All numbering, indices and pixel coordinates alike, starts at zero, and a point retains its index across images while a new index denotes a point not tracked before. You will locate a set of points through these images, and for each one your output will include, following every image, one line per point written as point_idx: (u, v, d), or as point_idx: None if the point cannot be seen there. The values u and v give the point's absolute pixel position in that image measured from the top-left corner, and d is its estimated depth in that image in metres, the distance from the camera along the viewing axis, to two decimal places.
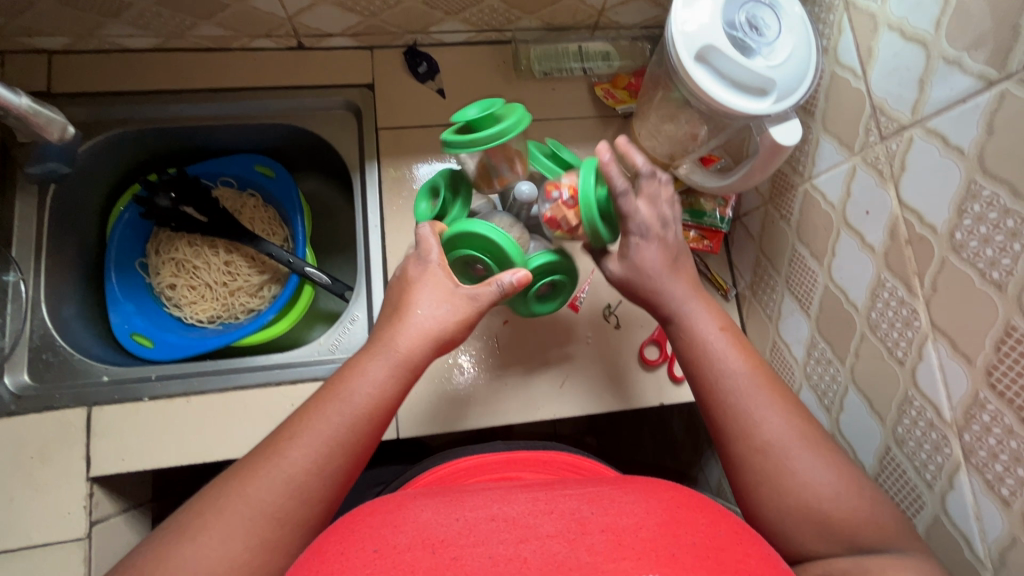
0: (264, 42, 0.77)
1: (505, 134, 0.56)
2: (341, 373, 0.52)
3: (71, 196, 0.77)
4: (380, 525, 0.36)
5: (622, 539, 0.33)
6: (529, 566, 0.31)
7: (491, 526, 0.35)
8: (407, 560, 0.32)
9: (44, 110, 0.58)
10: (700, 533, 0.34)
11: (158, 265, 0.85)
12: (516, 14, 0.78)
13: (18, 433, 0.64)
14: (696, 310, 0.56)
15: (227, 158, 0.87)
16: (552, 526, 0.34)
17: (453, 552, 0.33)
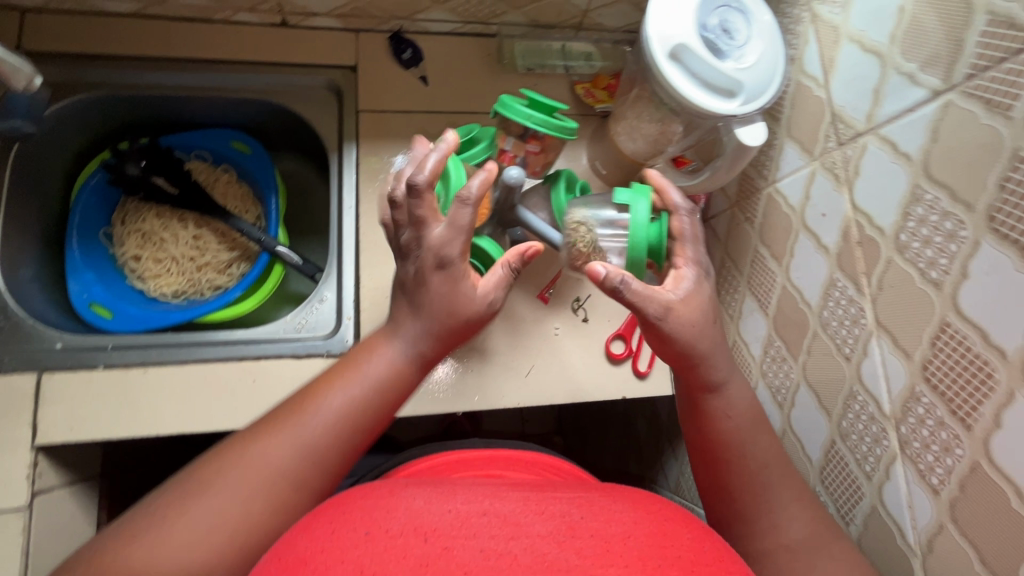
0: (247, 16, 0.77)
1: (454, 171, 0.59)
2: (359, 352, 0.55)
3: (34, 157, 0.75)
4: (371, 509, 0.38)
5: (612, 546, 0.35)
6: (518, 563, 0.34)
7: (483, 519, 0.37)
8: (398, 546, 0.34)
9: (9, 58, 0.56)
10: (685, 547, 0.36)
11: (123, 235, 0.83)
12: (503, 8, 0.79)
13: None
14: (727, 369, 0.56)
15: (203, 131, 0.86)
16: (543, 526, 0.36)
17: (445, 542, 0.35)
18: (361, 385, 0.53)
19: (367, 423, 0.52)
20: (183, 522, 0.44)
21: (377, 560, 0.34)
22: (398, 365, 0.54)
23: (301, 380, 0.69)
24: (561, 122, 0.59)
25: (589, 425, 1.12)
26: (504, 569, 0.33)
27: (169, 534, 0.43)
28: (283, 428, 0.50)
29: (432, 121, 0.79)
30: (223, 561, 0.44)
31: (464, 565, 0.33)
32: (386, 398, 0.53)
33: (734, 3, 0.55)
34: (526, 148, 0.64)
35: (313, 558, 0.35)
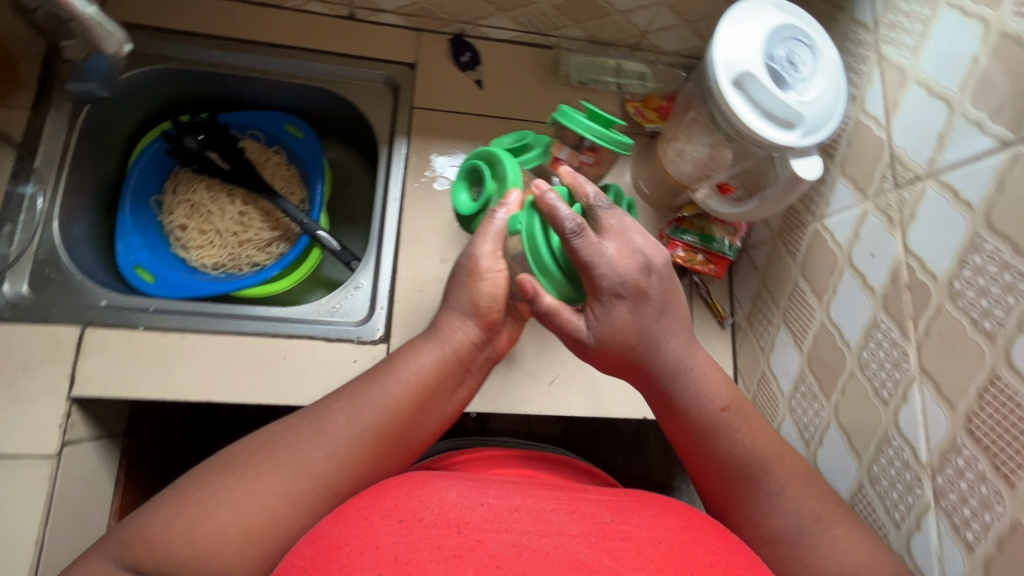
0: (317, 6, 0.80)
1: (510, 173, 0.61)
2: (394, 357, 0.59)
3: (102, 120, 0.78)
4: (408, 498, 0.44)
5: (638, 550, 0.41)
6: (549, 560, 0.39)
7: (511, 518, 0.43)
8: (434, 534, 0.40)
9: (107, 24, 0.59)
10: (718, 555, 0.42)
11: (172, 204, 0.86)
12: (564, 22, 0.81)
13: (8, 339, 0.64)
14: (682, 381, 0.56)
15: (261, 112, 0.88)
16: (574, 527, 0.43)
17: (478, 535, 0.40)
18: (403, 379, 0.56)
19: (391, 423, 0.54)
20: (226, 504, 0.47)
21: (412, 548, 0.39)
22: (437, 364, 0.58)
23: (330, 363, 0.70)
24: (618, 137, 0.59)
25: (599, 443, 1.11)
26: (534, 562, 0.39)
27: (212, 518, 0.46)
28: (327, 410, 0.54)
29: (482, 124, 0.81)
30: (254, 546, 0.47)
31: (497, 558, 0.39)
32: (410, 404, 0.55)
33: (803, 37, 0.55)
34: (581, 158, 0.63)
35: (348, 543, 0.40)
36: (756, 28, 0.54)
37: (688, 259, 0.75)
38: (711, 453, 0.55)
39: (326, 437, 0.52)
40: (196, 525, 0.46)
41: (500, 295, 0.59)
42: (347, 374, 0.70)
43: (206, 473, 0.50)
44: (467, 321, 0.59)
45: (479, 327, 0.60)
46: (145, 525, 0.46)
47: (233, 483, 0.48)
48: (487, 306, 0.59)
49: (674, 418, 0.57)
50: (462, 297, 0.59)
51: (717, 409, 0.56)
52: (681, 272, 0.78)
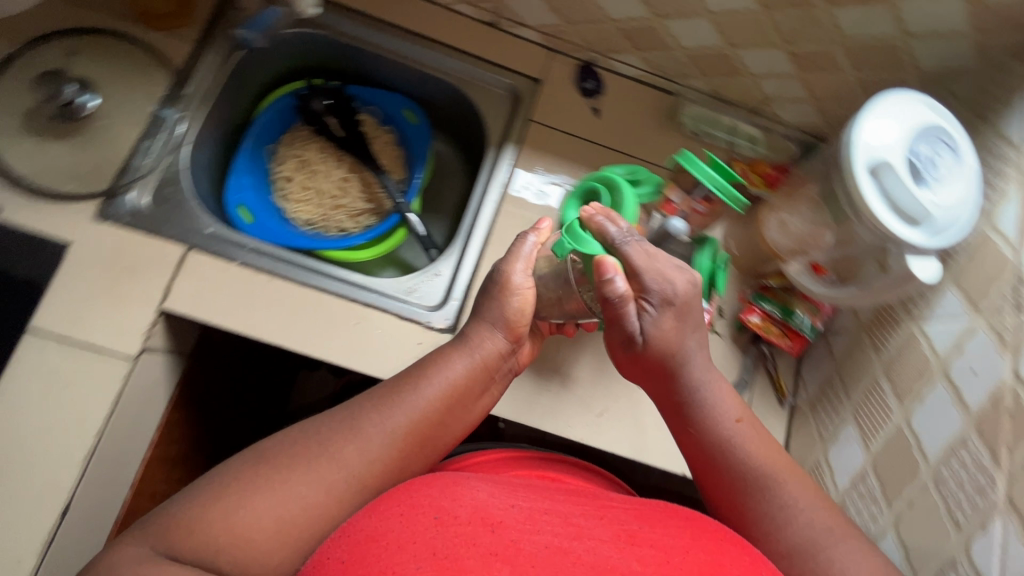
0: (465, 8, 0.84)
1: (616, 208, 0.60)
2: (426, 361, 0.61)
3: (248, 67, 0.84)
4: (440, 495, 0.47)
5: (669, 559, 0.44)
6: (582, 562, 0.42)
7: (542, 522, 0.46)
8: (469, 531, 0.43)
9: None
10: (741, 566, 0.45)
11: (283, 157, 0.91)
12: (693, 72, 0.82)
13: (123, 243, 0.69)
14: (706, 392, 0.60)
15: (385, 92, 0.92)
16: (607, 534, 0.46)
17: (512, 535, 0.44)
18: (436, 382, 0.58)
19: (423, 425, 0.57)
20: (261, 498, 0.49)
21: (449, 544, 0.42)
22: (468, 374, 0.60)
23: (397, 340, 0.72)
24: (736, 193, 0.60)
25: None
26: (568, 560, 0.42)
27: (248, 514, 0.48)
28: (359, 406, 0.56)
29: (590, 150, 0.83)
30: (287, 541, 0.49)
31: (532, 558, 0.42)
32: (442, 408, 0.58)
33: (948, 138, 0.55)
34: (693, 205, 0.64)
35: (384, 537, 0.43)
36: (902, 123, 0.55)
37: (765, 328, 0.74)
38: (726, 467, 0.58)
39: (358, 435, 0.54)
40: (233, 519, 0.47)
41: (527, 310, 0.63)
42: (410, 354, 0.72)
43: (242, 465, 0.51)
44: (495, 332, 0.62)
45: (504, 342, 0.62)
46: (184, 510, 0.48)
47: (267, 480, 0.50)
48: (515, 322, 0.63)
49: (692, 426, 0.60)
50: (491, 310, 0.63)
51: (731, 418, 0.59)
52: (753, 339, 0.76)
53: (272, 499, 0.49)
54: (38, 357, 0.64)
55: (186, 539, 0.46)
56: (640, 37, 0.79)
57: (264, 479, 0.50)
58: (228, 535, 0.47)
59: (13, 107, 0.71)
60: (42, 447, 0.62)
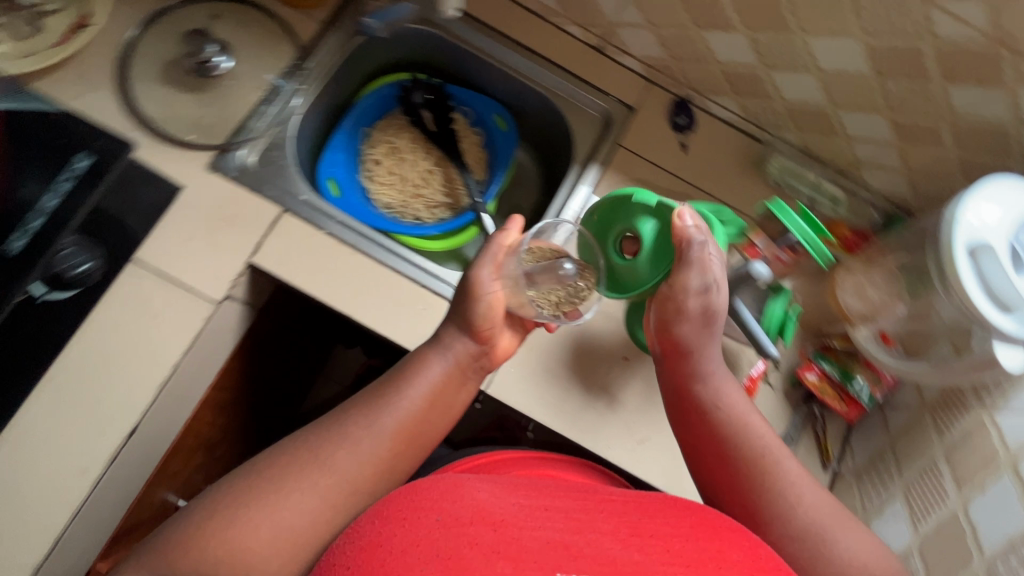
0: (574, 29, 0.87)
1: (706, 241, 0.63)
2: (407, 367, 0.65)
3: (362, 53, 0.88)
4: (441, 500, 0.49)
5: (670, 546, 0.48)
6: (581, 556, 0.45)
7: (541, 523, 0.48)
8: (471, 531, 0.45)
9: None
10: (742, 553, 0.48)
11: (375, 140, 0.95)
12: (787, 125, 0.83)
13: (228, 196, 0.74)
14: (726, 376, 0.65)
15: (481, 96, 0.95)
16: (608, 526, 0.50)
17: (513, 533, 0.46)
18: (419, 384, 0.64)
19: (409, 425, 0.62)
20: (254, 512, 0.53)
21: (452, 545, 0.44)
22: (447, 376, 0.65)
23: None
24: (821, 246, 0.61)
25: None
26: (572, 552, 0.45)
27: (246, 529, 0.52)
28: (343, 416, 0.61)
29: (672, 184, 0.84)
30: (286, 549, 0.53)
31: (534, 555, 0.44)
32: (422, 409, 0.63)
33: None
34: (776, 252, 0.64)
35: (387, 543, 0.45)
36: (1009, 210, 0.55)
37: (821, 388, 0.73)
38: (745, 445, 0.61)
39: (346, 439, 0.59)
40: (230, 535, 0.52)
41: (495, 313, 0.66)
42: None
43: (236, 481, 0.56)
44: (465, 339, 0.66)
45: (474, 349, 0.67)
46: (189, 525, 0.53)
47: (258, 496, 0.54)
48: (479, 325, 0.66)
49: (715, 404, 0.64)
50: (461, 316, 0.66)
51: (744, 402, 0.65)
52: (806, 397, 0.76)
53: (265, 515, 0.53)
54: (134, 286, 0.69)
55: (187, 554, 0.51)
56: (742, 84, 0.80)
57: (258, 496, 0.54)
58: (228, 550, 0.52)
59: (155, 55, 0.77)
60: (125, 369, 0.67)
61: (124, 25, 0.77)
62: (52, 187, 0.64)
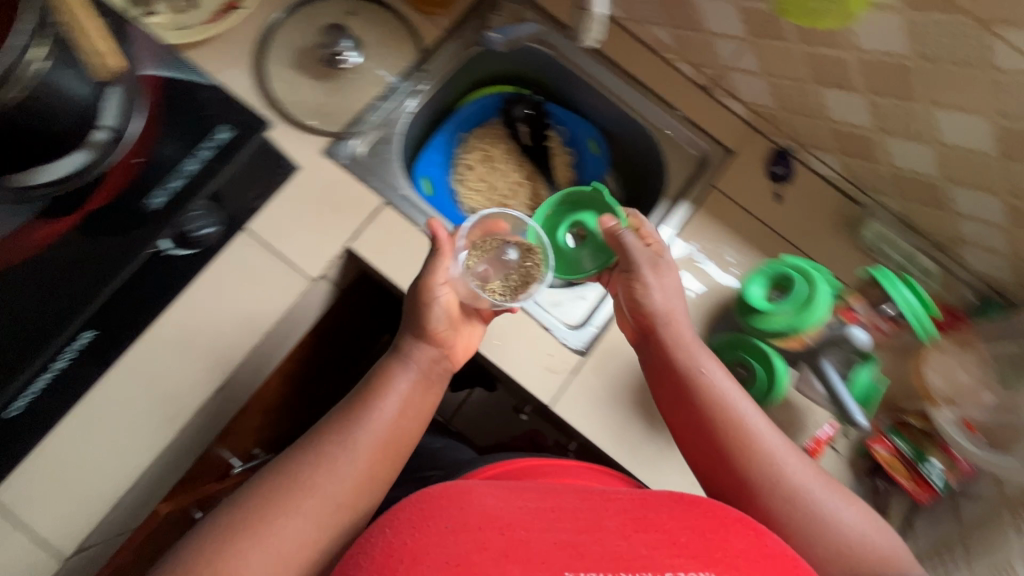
0: (685, 67, 0.88)
1: (812, 301, 0.63)
2: (371, 390, 0.65)
3: (475, 62, 0.91)
4: (449, 504, 0.50)
5: (676, 540, 0.48)
6: (586, 556, 0.46)
7: (546, 526, 0.49)
8: (480, 539, 0.47)
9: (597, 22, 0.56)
10: (748, 543, 0.49)
11: (471, 146, 0.98)
12: (890, 191, 0.81)
13: (337, 182, 0.79)
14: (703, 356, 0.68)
15: (579, 118, 0.98)
16: (612, 523, 0.50)
17: (519, 539, 0.47)
18: (391, 397, 0.65)
19: (392, 438, 0.63)
20: (241, 553, 0.52)
21: (462, 556, 0.45)
22: (415, 386, 0.67)
23: (533, 343, 0.77)
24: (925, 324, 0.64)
25: None
26: (578, 552, 0.46)
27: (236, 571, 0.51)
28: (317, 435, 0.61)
29: (761, 232, 0.84)
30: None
31: (541, 559, 0.46)
32: (399, 419, 0.64)
33: None
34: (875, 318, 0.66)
35: (400, 549, 0.46)
36: None
37: (890, 462, 0.71)
38: (728, 416, 0.63)
39: (329, 459, 0.59)
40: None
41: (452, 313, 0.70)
42: (539, 360, 0.76)
43: (216, 522, 0.55)
44: (422, 345, 0.69)
45: (435, 357, 0.69)
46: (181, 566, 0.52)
47: (240, 538, 0.53)
48: (433, 327, 0.69)
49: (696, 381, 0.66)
50: (417, 324, 0.69)
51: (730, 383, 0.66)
52: (873, 469, 0.74)
53: (253, 557, 0.52)
54: (242, 253, 0.73)
55: None
56: (851, 144, 0.79)
57: (242, 534, 0.53)
58: None
59: (292, 41, 0.82)
60: (222, 331, 0.71)
61: (269, 10, 0.82)
62: (194, 153, 0.65)
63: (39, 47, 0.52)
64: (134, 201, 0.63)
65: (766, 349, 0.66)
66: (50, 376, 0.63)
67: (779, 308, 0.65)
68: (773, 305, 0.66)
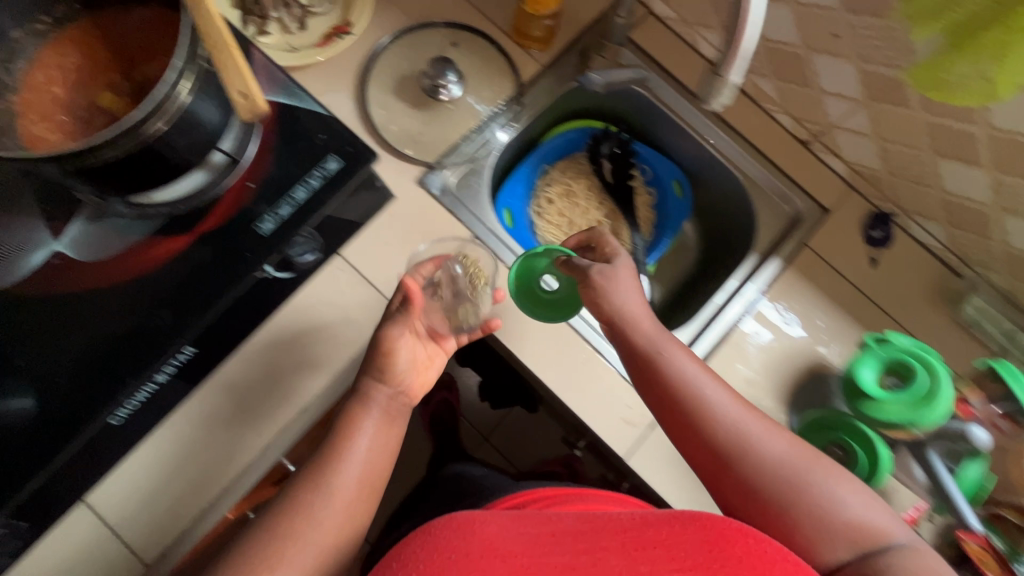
0: (785, 119, 0.85)
1: (931, 393, 0.61)
2: (338, 432, 0.63)
3: (569, 97, 0.91)
4: (452, 535, 0.49)
5: (675, 554, 0.47)
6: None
7: (547, 549, 0.48)
8: (479, 566, 0.46)
9: (724, 90, 0.55)
10: (748, 551, 0.48)
11: (553, 179, 0.97)
12: (998, 267, 0.78)
13: (428, 212, 0.79)
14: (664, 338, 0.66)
15: (665, 159, 0.96)
16: (610, 541, 0.49)
17: (519, 563, 0.46)
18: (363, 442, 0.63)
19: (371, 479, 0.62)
20: None
21: None
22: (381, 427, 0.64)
23: (611, 391, 0.76)
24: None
25: None
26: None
27: None
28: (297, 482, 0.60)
29: (851, 296, 0.81)
30: None
31: None
32: (374, 461, 0.63)
33: None
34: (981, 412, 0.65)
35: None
36: None
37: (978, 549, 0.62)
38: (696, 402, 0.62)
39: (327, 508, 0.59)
40: None
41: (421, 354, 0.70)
42: (617, 411, 0.75)
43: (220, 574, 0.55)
44: (380, 384, 0.66)
45: (393, 394, 0.66)
46: None
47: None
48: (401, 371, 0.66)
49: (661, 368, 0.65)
50: (377, 365, 0.66)
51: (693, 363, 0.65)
52: None
53: None
54: (334, 277, 0.75)
55: None
56: (961, 216, 0.76)
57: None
58: None
59: (393, 67, 0.83)
60: (310, 352, 0.72)
61: (375, 37, 0.83)
62: (304, 182, 0.66)
63: (188, 77, 0.52)
64: (246, 224, 0.65)
65: (871, 433, 0.64)
66: (151, 389, 0.64)
67: (894, 399, 0.62)
68: (886, 393, 0.63)
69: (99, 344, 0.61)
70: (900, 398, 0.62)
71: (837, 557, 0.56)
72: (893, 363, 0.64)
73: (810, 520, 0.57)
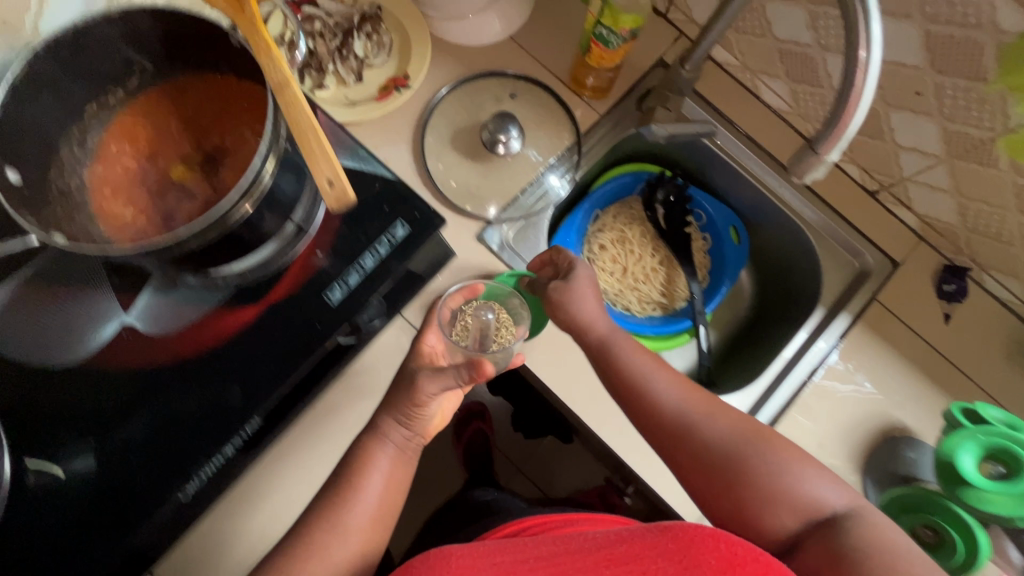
0: (852, 169, 0.82)
1: None
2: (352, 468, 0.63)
3: (624, 142, 0.88)
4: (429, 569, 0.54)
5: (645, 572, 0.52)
6: None
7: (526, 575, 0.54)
8: None
9: (815, 168, 0.55)
10: (716, 557, 0.52)
11: (606, 224, 0.94)
12: None
13: (488, 269, 0.78)
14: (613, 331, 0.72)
15: (721, 204, 0.93)
16: (586, 562, 0.54)
17: None
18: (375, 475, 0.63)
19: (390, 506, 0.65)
20: None
21: None
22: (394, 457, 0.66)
23: None
24: None
25: None
26: None
27: None
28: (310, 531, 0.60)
29: (924, 354, 0.79)
30: None
31: None
32: (388, 495, 0.64)
33: None
34: None
35: None
36: None
37: None
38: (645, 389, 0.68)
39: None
40: None
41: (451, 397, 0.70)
42: None
43: None
44: (401, 426, 0.65)
45: (411, 437, 0.66)
46: None
47: None
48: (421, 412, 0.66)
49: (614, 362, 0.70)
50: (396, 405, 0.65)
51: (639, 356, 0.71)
52: None
53: None
54: (395, 338, 0.73)
55: None
56: None
57: None
58: None
59: (450, 119, 0.82)
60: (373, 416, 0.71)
61: (431, 88, 0.82)
62: (372, 249, 0.65)
63: (272, 159, 0.51)
64: (316, 294, 0.64)
65: (971, 521, 0.61)
66: (220, 461, 0.61)
67: (999, 489, 0.60)
68: (990, 483, 0.61)
69: (170, 421, 0.60)
70: (1008, 490, 0.60)
71: (786, 526, 0.61)
72: (995, 450, 0.62)
73: (762, 495, 0.62)
